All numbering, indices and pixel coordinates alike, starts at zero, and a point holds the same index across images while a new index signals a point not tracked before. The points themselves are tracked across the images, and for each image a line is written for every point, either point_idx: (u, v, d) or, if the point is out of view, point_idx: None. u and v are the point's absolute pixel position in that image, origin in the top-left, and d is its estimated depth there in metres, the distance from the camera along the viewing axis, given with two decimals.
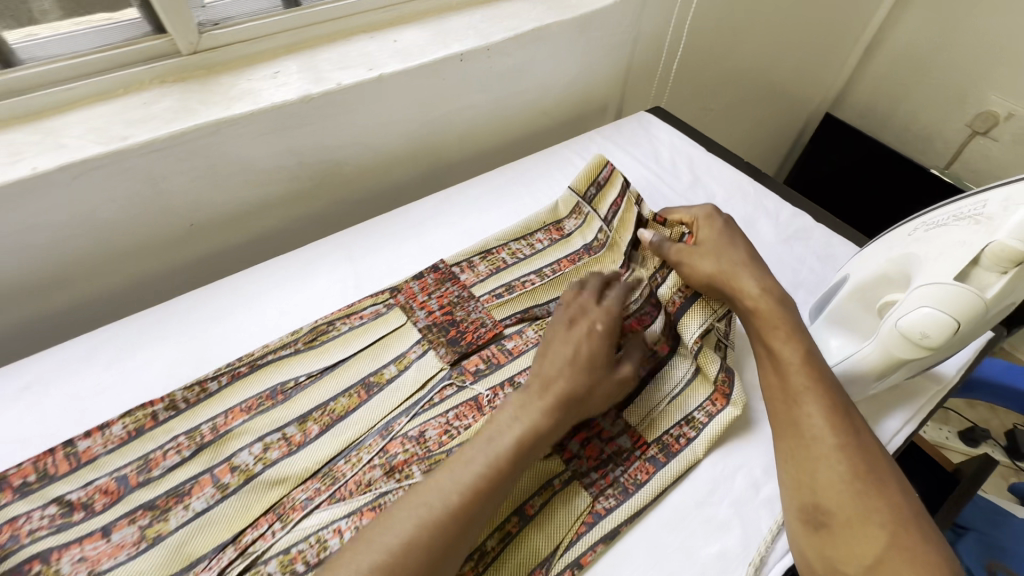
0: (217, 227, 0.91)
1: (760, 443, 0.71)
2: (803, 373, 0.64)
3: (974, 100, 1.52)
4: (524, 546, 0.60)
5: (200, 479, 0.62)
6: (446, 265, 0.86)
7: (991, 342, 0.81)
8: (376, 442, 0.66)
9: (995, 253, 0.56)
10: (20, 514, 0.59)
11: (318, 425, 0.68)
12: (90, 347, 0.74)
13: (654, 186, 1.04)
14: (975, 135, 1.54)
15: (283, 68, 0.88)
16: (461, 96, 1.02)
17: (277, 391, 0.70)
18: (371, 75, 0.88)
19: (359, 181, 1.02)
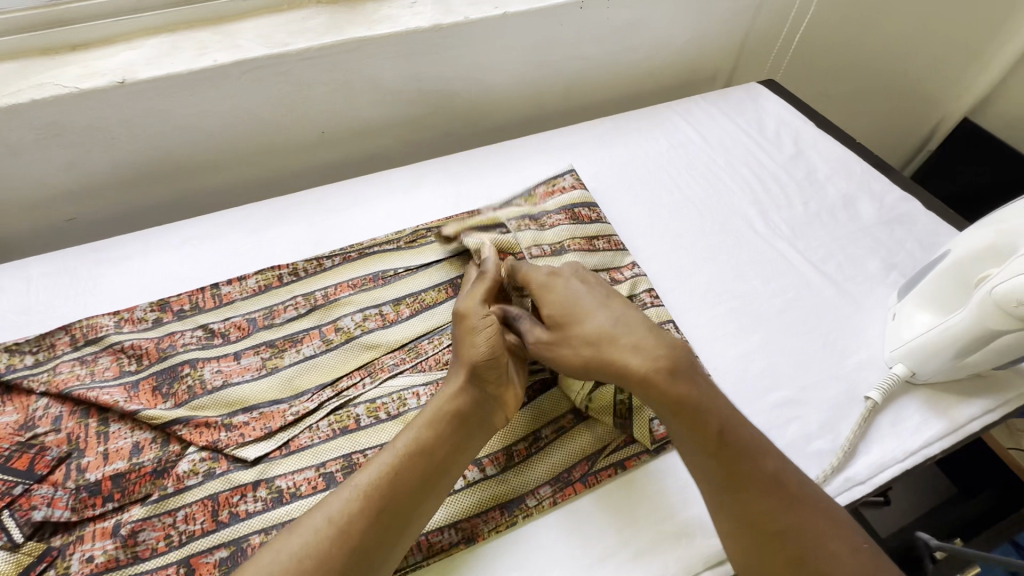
0: (343, 138, 1.03)
1: (822, 403, 0.71)
2: (729, 455, 0.54)
3: None
4: (576, 441, 0.66)
5: (311, 331, 0.74)
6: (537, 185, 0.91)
7: None
8: None
9: None
10: (177, 331, 0.73)
11: (409, 309, 0.77)
12: (235, 218, 0.88)
13: (752, 154, 1.03)
14: None
15: None
16: (572, 45, 1.07)
17: (378, 276, 0.80)
18: (496, 13, 0.94)
19: (468, 115, 1.10)
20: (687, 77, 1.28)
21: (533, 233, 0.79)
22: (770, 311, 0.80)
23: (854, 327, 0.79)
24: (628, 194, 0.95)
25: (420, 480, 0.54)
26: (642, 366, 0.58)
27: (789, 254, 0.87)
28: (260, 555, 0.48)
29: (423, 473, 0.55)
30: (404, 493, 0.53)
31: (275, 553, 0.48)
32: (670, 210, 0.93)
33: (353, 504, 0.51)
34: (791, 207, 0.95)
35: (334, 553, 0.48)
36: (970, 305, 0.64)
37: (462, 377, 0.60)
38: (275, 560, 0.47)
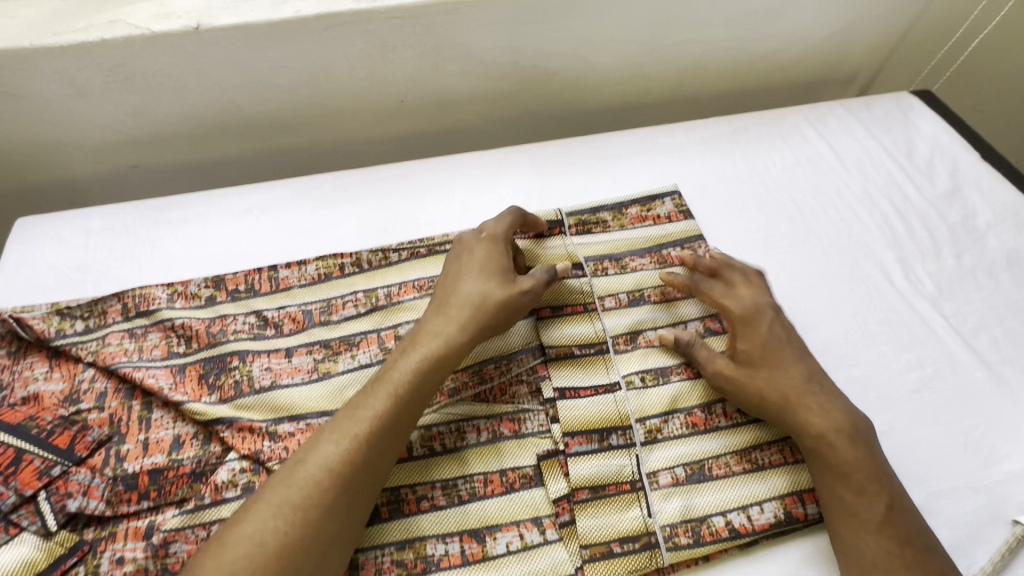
0: (424, 109, 0.92)
1: (957, 517, 0.59)
2: (890, 529, 0.53)
3: None
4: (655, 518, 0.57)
5: (369, 335, 0.67)
6: (638, 200, 0.79)
7: None
8: (529, 359, 0.64)
9: None
10: (229, 314, 0.68)
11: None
12: (301, 190, 0.81)
13: (896, 183, 0.87)
14: None
15: None
16: (697, 28, 0.91)
17: None
18: None
19: (562, 97, 0.97)
20: (820, 76, 1.09)
21: (611, 279, 0.71)
22: (900, 389, 0.67)
23: (1006, 425, 0.65)
24: (741, 216, 0.82)
25: (405, 416, 0.55)
26: (823, 422, 0.57)
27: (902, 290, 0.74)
28: (256, 507, 0.50)
29: (408, 406, 0.56)
30: (392, 430, 0.55)
31: (270, 505, 0.50)
32: (788, 242, 0.79)
33: (342, 448, 0.52)
34: (939, 258, 0.79)
35: (327, 499, 0.50)
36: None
37: (464, 314, 0.60)
38: (274, 512, 0.49)
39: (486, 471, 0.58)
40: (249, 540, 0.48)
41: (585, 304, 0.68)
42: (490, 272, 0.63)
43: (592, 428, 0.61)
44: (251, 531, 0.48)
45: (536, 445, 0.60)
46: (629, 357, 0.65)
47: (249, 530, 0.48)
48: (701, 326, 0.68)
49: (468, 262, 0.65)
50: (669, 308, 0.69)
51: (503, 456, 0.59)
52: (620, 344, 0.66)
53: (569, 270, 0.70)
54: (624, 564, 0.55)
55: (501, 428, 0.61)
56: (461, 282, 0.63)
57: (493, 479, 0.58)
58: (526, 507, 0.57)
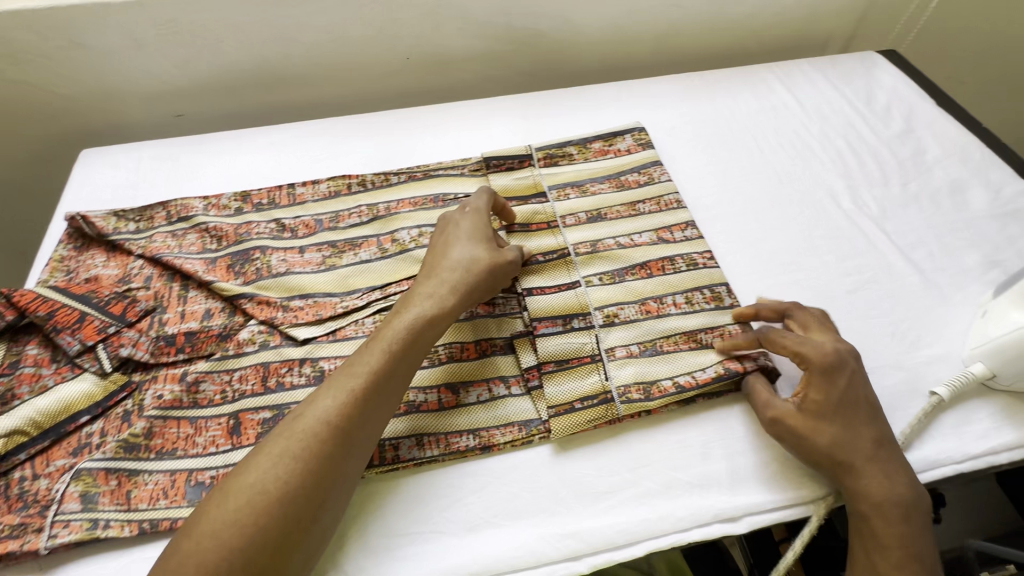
0: (428, 66, 1.05)
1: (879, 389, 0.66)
2: None
3: None
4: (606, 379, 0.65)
5: (370, 239, 0.78)
6: (602, 137, 0.89)
7: None
8: None
9: None
10: (254, 221, 0.80)
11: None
12: (318, 129, 0.94)
13: (853, 126, 0.94)
14: None
15: None
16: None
17: (439, 198, 0.83)
18: None
19: (551, 56, 1.08)
20: (793, 42, 1.18)
21: (573, 201, 0.81)
22: (837, 289, 0.75)
23: (933, 318, 0.72)
24: (704, 151, 0.91)
25: (398, 369, 0.59)
26: (886, 492, 0.56)
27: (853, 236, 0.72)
28: (257, 459, 0.52)
29: (400, 360, 0.59)
30: (384, 382, 0.58)
31: (271, 455, 0.52)
32: (746, 173, 0.88)
33: (338, 400, 0.55)
34: (886, 187, 0.86)
35: (324, 448, 0.53)
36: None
37: (453, 278, 0.64)
38: (274, 461, 0.52)
39: (462, 340, 0.68)
40: (251, 490, 0.50)
41: (549, 223, 0.78)
42: (473, 240, 0.67)
43: (556, 314, 0.69)
44: (252, 481, 0.51)
45: (506, 324, 0.70)
46: (588, 261, 0.74)
47: (250, 480, 0.51)
48: (654, 236, 0.77)
49: (451, 233, 0.69)
50: (626, 221, 0.79)
51: (477, 330, 0.70)
52: (581, 250, 0.75)
53: (534, 197, 0.81)
54: (588, 416, 0.63)
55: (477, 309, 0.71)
56: (449, 252, 0.67)
57: (469, 347, 0.68)
58: (495, 369, 0.67)
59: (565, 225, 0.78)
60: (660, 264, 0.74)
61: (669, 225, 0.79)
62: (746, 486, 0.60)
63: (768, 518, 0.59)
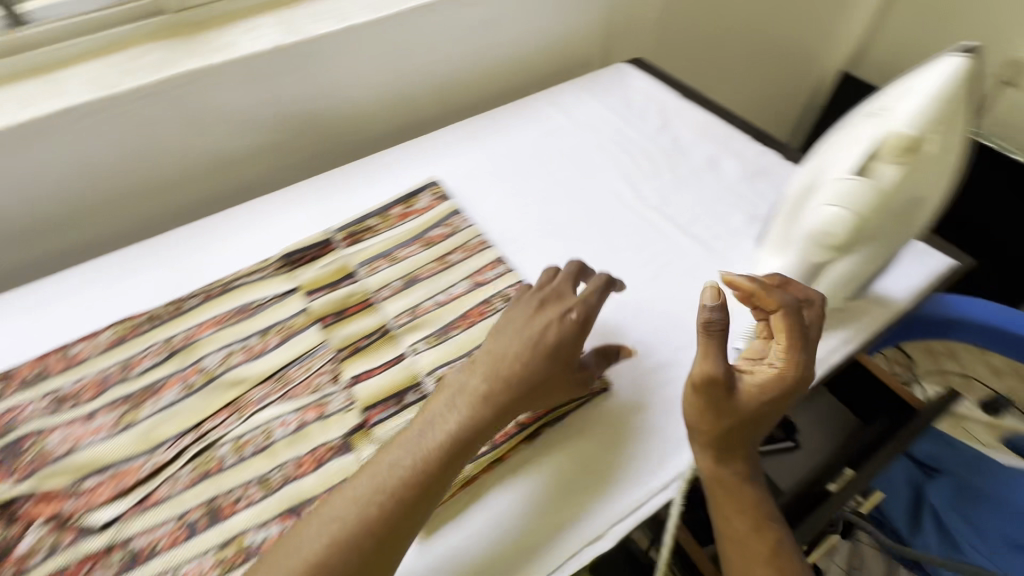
0: (206, 173, 0.99)
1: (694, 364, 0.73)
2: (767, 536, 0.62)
3: (999, 49, 1.52)
4: None
5: (171, 378, 0.71)
6: (403, 199, 0.90)
7: (955, 271, 0.91)
8: (329, 351, 0.72)
9: (890, 142, 0.68)
10: (20, 403, 0.68)
11: (278, 337, 0.74)
12: (86, 274, 0.83)
13: (620, 131, 1.05)
14: (1002, 85, 1.55)
15: (259, 23, 0.94)
16: (429, 48, 1.06)
17: (246, 308, 0.77)
18: (339, 27, 0.94)
19: (338, 134, 1.09)
20: (557, 68, 1.28)
21: (385, 272, 0.81)
22: (641, 281, 0.82)
23: (720, 282, 0.82)
24: (500, 187, 0.95)
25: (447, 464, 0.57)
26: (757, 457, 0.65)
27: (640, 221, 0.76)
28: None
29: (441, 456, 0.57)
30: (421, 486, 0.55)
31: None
32: (541, 197, 0.94)
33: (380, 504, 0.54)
34: (659, 177, 0.97)
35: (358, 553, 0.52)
36: (895, 158, 0.68)
37: (509, 375, 0.61)
38: None
39: (296, 456, 0.64)
40: None
41: (365, 302, 0.78)
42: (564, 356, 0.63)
43: (387, 396, 0.68)
44: None
45: (341, 419, 0.66)
46: (408, 330, 0.74)
47: None
48: (469, 283, 0.79)
49: (523, 336, 0.63)
50: (441, 277, 0.81)
51: (310, 438, 0.65)
52: (400, 321, 0.75)
53: (343, 281, 0.80)
54: None
55: (306, 415, 0.67)
56: (530, 347, 0.63)
57: (304, 460, 0.63)
58: (338, 474, 0.62)
59: (382, 299, 0.78)
60: (481, 309, 0.76)
61: (481, 269, 0.81)
62: (602, 501, 0.62)
63: (627, 525, 0.61)
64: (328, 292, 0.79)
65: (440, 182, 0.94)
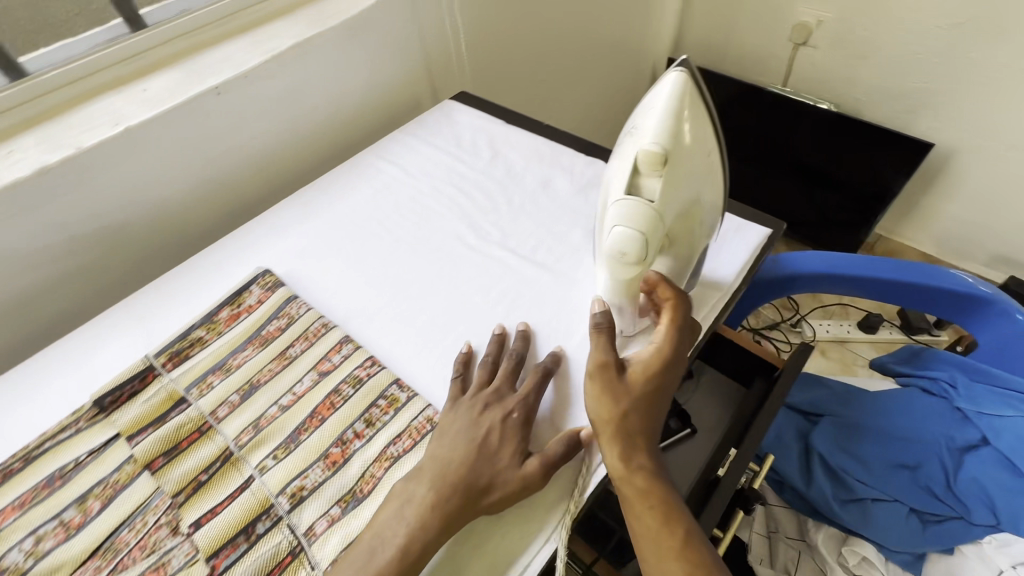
0: (46, 293, 1.06)
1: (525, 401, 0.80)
2: (654, 499, 0.69)
3: (787, 15, 1.99)
4: (284, 528, 0.69)
5: (1, 511, 0.70)
6: (223, 310, 0.93)
7: (769, 238, 1.05)
8: (163, 502, 0.71)
9: (646, 159, 0.71)
10: None
11: (99, 501, 0.71)
12: None
13: (458, 170, 1.09)
14: (800, 47, 2.02)
15: (20, 144, 1.00)
16: (213, 143, 1.17)
17: (54, 477, 0.73)
18: (117, 129, 1.02)
19: (152, 237, 1.17)
20: (390, 112, 1.49)
21: (220, 387, 0.84)
22: (494, 322, 0.89)
23: (574, 303, 0.91)
24: (345, 257, 1.00)
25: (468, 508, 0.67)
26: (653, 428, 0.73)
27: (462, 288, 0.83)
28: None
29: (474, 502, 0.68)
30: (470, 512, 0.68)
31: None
32: (387, 259, 1.00)
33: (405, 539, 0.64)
34: (498, 210, 1.04)
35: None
36: (654, 171, 0.72)
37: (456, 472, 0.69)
38: None
39: (123, 550, 0.67)
40: None
41: (201, 429, 0.80)
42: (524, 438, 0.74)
43: (219, 484, 0.74)
44: None
45: (188, 575, 0.65)
46: (230, 419, 0.80)
47: None
48: (314, 374, 0.85)
49: (461, 444, 0.72)
50: (272, 381, 0.85)
51: (143, 527, 0.69)
52: (219, 414, 0.81)
53: (172, 411, 0.81)
54: (267, 556, 0.67)
55: (141, 522, 0.70)
56: (472, 442, 0.72)
57: (132, 551, 0.67)
58: (169, 549, 0.68)
59: (218, 421, 0.80)
60: (330, 402, 0.82)
61: (318, 361, 0.86)
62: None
63: None
64: (151, 433, 0.78)
65: (269, 270, 0.99)
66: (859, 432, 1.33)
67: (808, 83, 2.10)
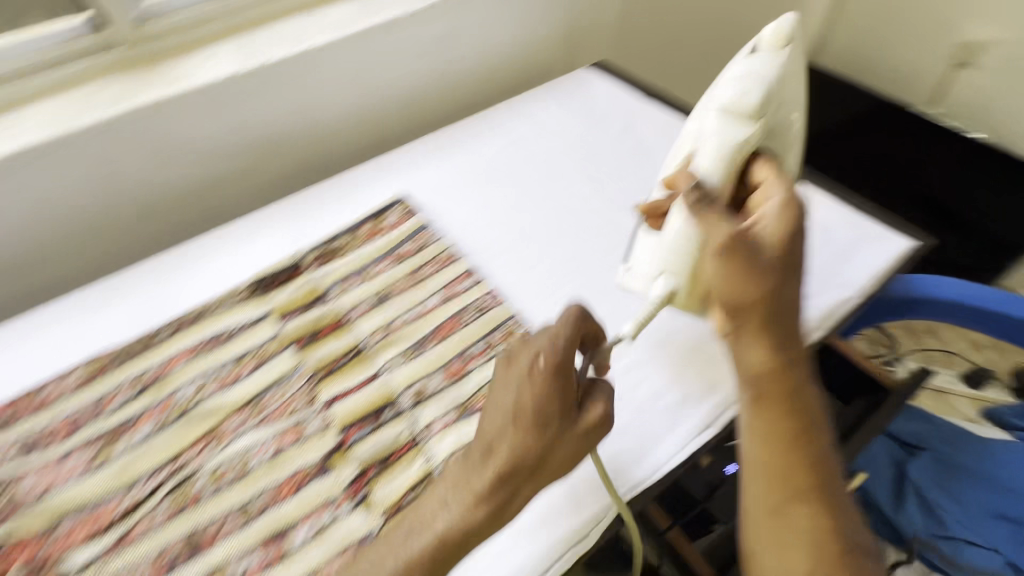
0: (204, 192, 1.12)
1: None
2: None
3: (950, 32, 1.65)
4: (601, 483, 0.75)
5: (276, 434, 0.79)
6: (485, 246, 1.02)
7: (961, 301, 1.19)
8: (463, 417, 0.81)
9: None
10: (103, 433, 0.78)
11: (411, 425, 0.81)
12: (103, 304, 0.94)
13: (681, 162, 1.15)
14: (961, 68, 1.67)
15: (217, 52, 1.03)
16: (449, 49, 1.25)
17: (251, 363, 0.86)
18: (303, 47, 1.05)
19: (327, 151, 1.23)
20: (528, 79, 1.47)
21: (504, 337, 0.89)
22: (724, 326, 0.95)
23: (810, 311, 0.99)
24: (520, 229, 1.05)
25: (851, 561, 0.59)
26: None
27: (677, 242, 0.80)
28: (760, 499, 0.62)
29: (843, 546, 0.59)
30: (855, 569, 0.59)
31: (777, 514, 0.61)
32: (586, 232, 1.05)
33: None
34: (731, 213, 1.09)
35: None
36: None
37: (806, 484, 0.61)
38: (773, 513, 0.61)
39: (449, 474, 0.75)
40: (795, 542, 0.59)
41: (485, 354, 0.87)
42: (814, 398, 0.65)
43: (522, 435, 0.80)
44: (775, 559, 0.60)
45: None
46: (502, 367, 0.86)
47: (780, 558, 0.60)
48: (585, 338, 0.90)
49: (797, 463, 0.61)
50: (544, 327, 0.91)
51: (470, 458, 0.74)
52: (500, 350, 0.87)
53: (458, 334, 0.90)
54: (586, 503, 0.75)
55: (451, 450, 0.78)
56: (811, 457, 0.62)
57: (462, 475, 0.75)
58: (494, 494, 0.73)
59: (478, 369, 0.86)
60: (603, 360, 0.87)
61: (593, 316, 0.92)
62: None
63: None
64: (434, 354, 0.88)
65: (518, 219, 1.06)
66: (980, 479, 1.33)
67: (958, 109, 1.73)
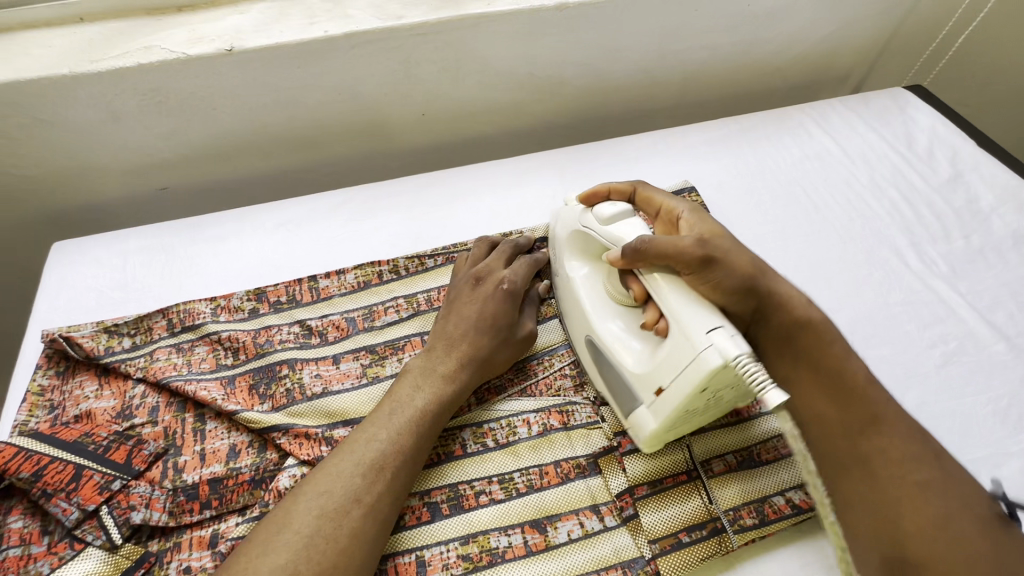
0: (444, 123, 0.95)
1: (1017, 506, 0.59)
2: (857, 433, 0.51)
3: None
4: (707, 499, 0.58)
5: (412, 339, 0.69)
6: None
7: None
8: (569, 353, 0.68)
9: None
10: (274, 325, 0.69)
11: (513, 376, 0.66)
12: (314, 210, 0.82)
13: (901, 173, 0.90)
14: None
15: None
16: None
17: None
18: None
19: (572, 105, 1.00)
20: (819, 76, 1.13)
21: None
22: (927, 365, 0.70)
23: None
24: (758, 210, 0.85)
25: (833, 473, 0.51)
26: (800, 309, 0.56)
27: (684, 310, 0.52)
28: (334, 467, 0.52)
29: (857, 456, 0.51)
30: (876, 490, 0.49)
31: (337, 472, 0.51)
32: (807, 232, 0.83)
33: (364, 477, 0.51)
34: (950, 240, 0.82)
35: (359, 528, 0.49)
36: None
37: (427, 399, 0.58)
38: (359, 470, 0.52)
39: (539, 463, 0.60)
40: (343, 495, 0.50)
41: None
42: (500, 327, 0.64)
43: None
44: (342, 486, 0.51)
45: (586, 436, 0.62)
46: None
47: (317, 501, 0.50)
48: None
49: (445, 334, 0.63)
50: None
51: (554, 448, 0.61)
52: None
53: None
54: (693, 553, 0.55)
55: (549, 419, 0.63)
56: (450, 335, 0.63)
57: (548, 471, 0.59)
58: (585, 497, 0.58)
59: None
60: None
61: None
62: None
63: None
64: None
65: (695, 189, 0.86)
66: None
67: None
